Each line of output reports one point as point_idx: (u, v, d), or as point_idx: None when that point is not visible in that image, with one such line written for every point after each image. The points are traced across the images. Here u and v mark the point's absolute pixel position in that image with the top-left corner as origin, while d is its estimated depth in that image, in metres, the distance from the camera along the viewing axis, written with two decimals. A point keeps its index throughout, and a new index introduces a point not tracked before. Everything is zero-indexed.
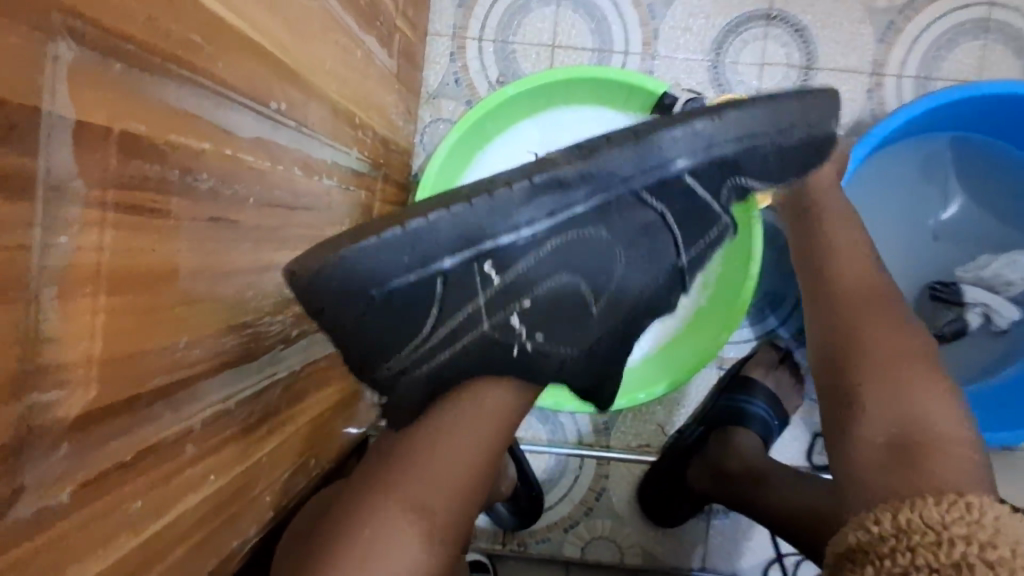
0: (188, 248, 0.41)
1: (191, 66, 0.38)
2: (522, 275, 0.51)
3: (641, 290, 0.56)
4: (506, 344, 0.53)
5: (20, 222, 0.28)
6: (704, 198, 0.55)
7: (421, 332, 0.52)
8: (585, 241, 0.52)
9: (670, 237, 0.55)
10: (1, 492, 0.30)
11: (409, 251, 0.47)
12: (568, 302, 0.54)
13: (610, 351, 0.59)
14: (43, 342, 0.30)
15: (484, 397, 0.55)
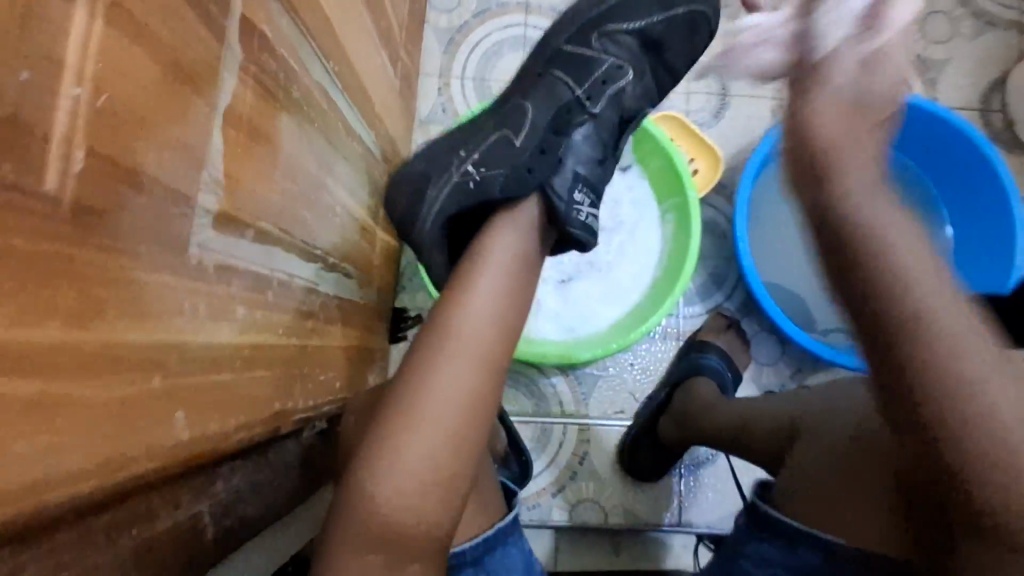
0: (282, 153, 0.51)
1: (295, 25, 0.51)
2: (479, 142, 0.67)
3: (553, 117, 0.70)
4: (464, 183, 0.64)
5: (208, 88, 0.39)
6: (584, 53, 0.72)
7: (427, 196, 0.64)
8: (516, 110, 0.69)
9: (564, 85, 0.71)
10: (179, 295, 0.38)
11: (417, 157, 0.67)
12: (507, 140, 0.67)
13: (549, 161, 0.67)
14: (208, 185, 0.40)
15: (471, 268, 0.61)
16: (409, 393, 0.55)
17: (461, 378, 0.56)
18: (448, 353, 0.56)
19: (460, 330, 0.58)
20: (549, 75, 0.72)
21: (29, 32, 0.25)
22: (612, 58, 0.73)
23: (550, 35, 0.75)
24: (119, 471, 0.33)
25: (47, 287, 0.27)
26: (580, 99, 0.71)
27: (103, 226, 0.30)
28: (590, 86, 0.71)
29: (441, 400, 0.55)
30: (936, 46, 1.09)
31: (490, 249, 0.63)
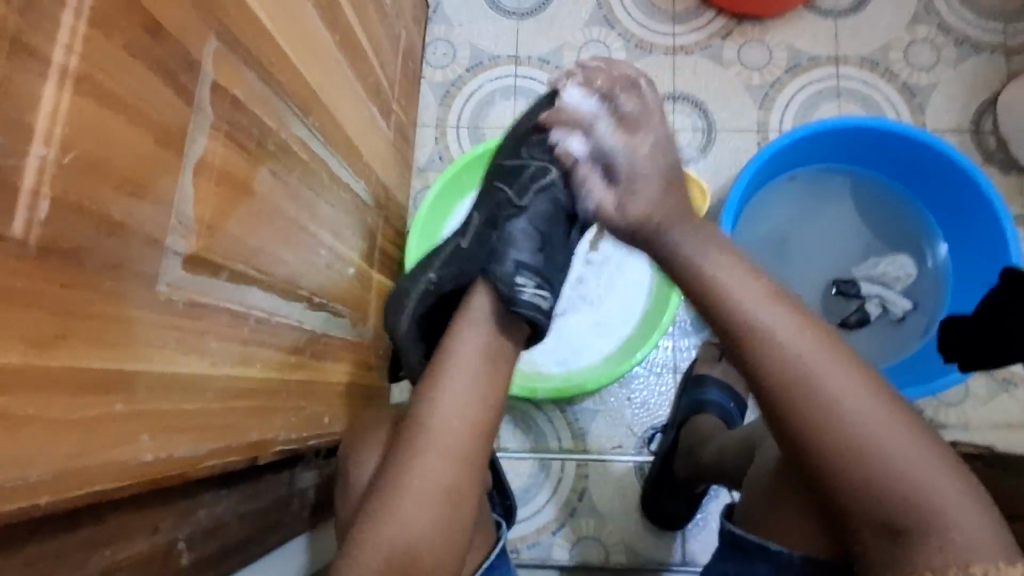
0: (259, 200, 0.56)
1: (268, 88, 0.56)
2: (440, 254, 0.77)
3: (492, 220, 0.74)
4: (426, 289, 0.74)
5: (178, 143, 0.44)
6: (517, 163, 0.76)
7: (402, 313, 0.76)
8: (469, 222, 0.77)
9: (503, 192, 0.75)
10: (146, 327, 0.42)
11: (400, 283, 0.80)
12: (457, 251, 0.75)
13: (486, 258, 0.71)
14: (177, 229, 0.45)
15: (435, 372, 0.65)
16: (393, 482, 0.60)
17: (437, 473, 0.60)
18: (422, 450, 0.61)
19: (433, 428, 0.61)
20: (491, 186, 0.77)
21: (6, 103, 0.30)
22: (544, 159, 0.75)
23: (497, 153, 0.81)
24: (79, 485, 0.36)
25: (12, 317, 0.31)
26: (513, 199, 0.74)
27: (70, 265, 0.35)
28: (523, 187, 0.74)
29: (434, 464, 0.60)
30: (920, 73, 1.10)
31: (450, 348, 0.66)
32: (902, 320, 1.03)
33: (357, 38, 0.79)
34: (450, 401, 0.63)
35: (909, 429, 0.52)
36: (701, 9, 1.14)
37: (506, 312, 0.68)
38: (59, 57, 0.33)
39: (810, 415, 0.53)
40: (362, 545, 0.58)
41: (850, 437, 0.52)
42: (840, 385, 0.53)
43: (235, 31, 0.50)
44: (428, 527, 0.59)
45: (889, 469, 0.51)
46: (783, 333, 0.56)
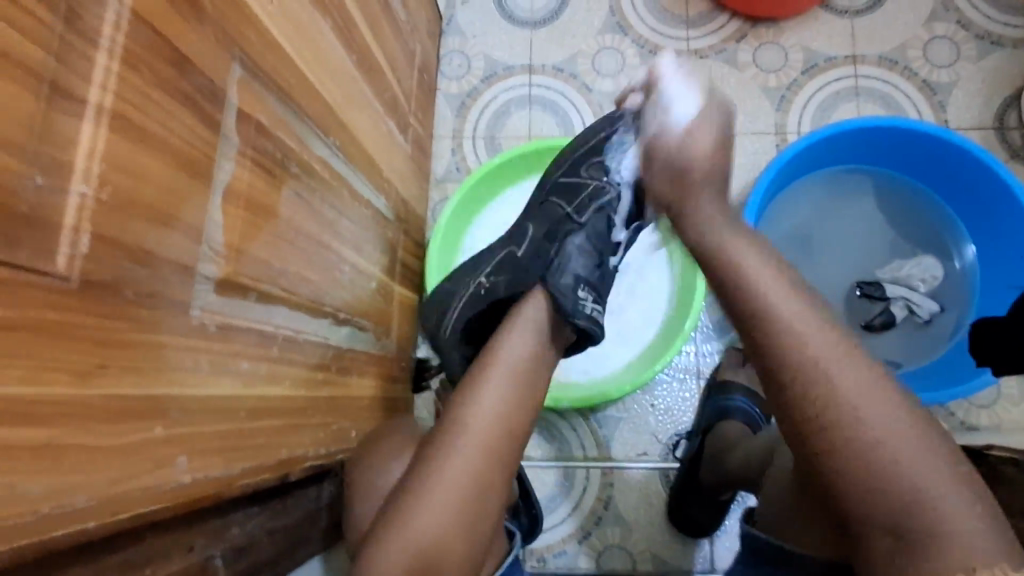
0: (284, 221, 0.57)
1: (291, 110, 0.57)
2: (492, 261, 0.78)
3: (548, 235, 0.77)
4: (476, 292, 0.76)
5: (206, 172, 0.45)
6: (576, 179, 0.78)
7: (448, 312, 0.78)
8: (524, 232, 0.79)
9: (558, 207, 0.78)
10: (180, 351, 0.43)
11: (445, 283, 0.81)
12: (512, 261, 0.77)
13: (543, 268, 0.73)
14: (208, 256, 0.46)
15: (483, 366, 0.65)
16: (425, 472, 0.59)
17: (469, 461, 0.60)
18: (456, 438, 0.60)
19: (471, 419, 0.61)
20: (546, 200, 0.79)
21: (44, 145, 0.32)
22: (603, 178, 0.77)
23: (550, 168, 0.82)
24: (120, 510, 0.37)
25: (53, 351, 0.32)
26: (572, 216, 0.77)
27: (107, 297, 0.36)
28: (581, 205, 0.77)
29: (455, 477, 0.59)
30: (941, 70, 1.09)
31: (496, 351, 0.66)
32: (927, 324, 1.01)
33: (374, 55, 0.80)
34: (489, 393, 0.63)
35: (927, 441, 0.48)
36: (715, 13, 1.13)
37: (556, 319, 0.70)
38: (95, 96, 0.34)
39: (818, 408, 0.50)
40: (389, 536, 0.56)
41: (850, 434, 0.48)
42: (842, 369, 0.51)
43: (257, 58, 0.51)
44: (455, 517, 0.58)
45: (893, 471, 0.47)
46: (792, 318, 0.54)
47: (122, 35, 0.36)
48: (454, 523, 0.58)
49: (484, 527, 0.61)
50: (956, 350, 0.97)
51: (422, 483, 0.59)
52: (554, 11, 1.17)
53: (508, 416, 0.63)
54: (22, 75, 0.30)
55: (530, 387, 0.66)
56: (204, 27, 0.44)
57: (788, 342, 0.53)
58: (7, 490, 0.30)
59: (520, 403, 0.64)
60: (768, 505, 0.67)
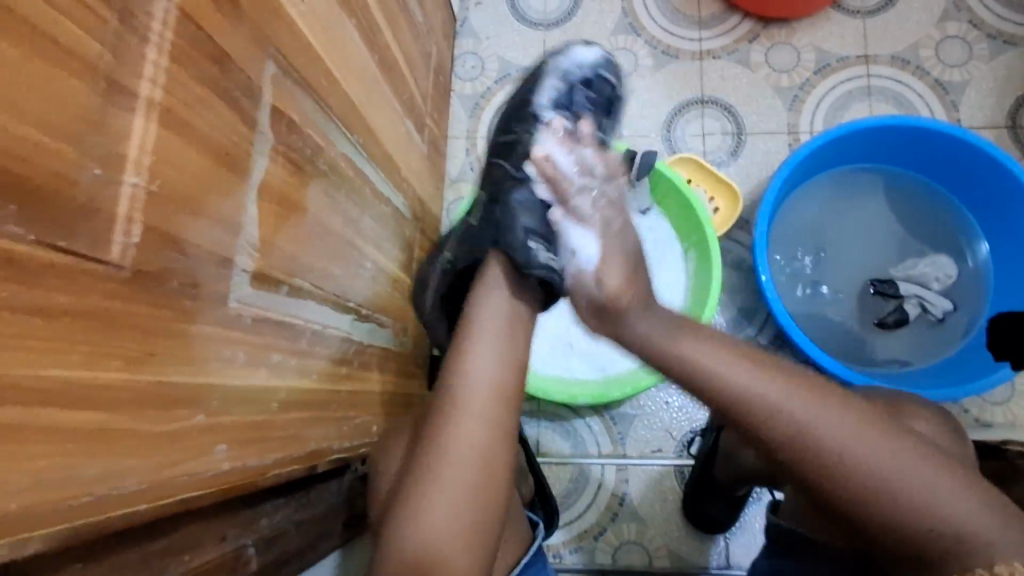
0: (313, 217, 0.58)
1: (319, 109, 0.59)
2: (456, 234, 0.77)
3: (496, 193, 0.74)
4: (444, 267, 0.75)
5: (243, 167, 0.46)
6: (514, 139, 0.76)
7: (428, 290, 0.76)
8: (479, 198, 0.77)
9: (503, 167, 0.75)
10: (220, 341, 0.44)
11: (426, 263, 0.80)
12: (468, 228, 0.74)
13: (492, 225, 0.70)
14: (244, 248, 0.47)
15: (461, 338, 0.65)
16: (430, 447, 0.60)
17: (469, 434, 0.60)
18: (452, 410, 0.61)
19: (461, 390, 0.62)
20: (492, 163, 0.77)
21: (101, 137, 0.33)
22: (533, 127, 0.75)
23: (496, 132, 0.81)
24: (165, 496, 0.38)
25: (109, 336, 0.33)
26: (514, 172, 0.73)
27: (155, 286, 0.37)
28: (522, 161, 0.74)
29: (468, 460, 0.59)
30: (952, 69, 1.10)
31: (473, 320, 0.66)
32: (940, 322, 1.01)
33: (394, 56, 0.81)
34: (477, 362, 0.63)
35: (912, 449, 0.51)
36: (726, 14, 1.14)
37: (518, 279, 0.68)
38: (146, 91, 0.35)
39: (812, 457, 0.51)
40: (407, 520, 0.58)
41: (853, 466, 0.50)
42: (819, 407, 0.53)
43: (289, 57, 0.52)
44: (467, 494, 0.59)
45: (899, 486, 0.49)
46: (750, 374, 0.56)
47: (171, 33, 0.37)
48: (469, 503, 0.59)
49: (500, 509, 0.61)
50: (971, 348, 0.97)
51: (438, 469, 0.59)
52: (567, 13, 1.18)
53: (502, 382, 0.63)
54: (82, 69, 0.31)
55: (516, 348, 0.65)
56: (241, 25, 0.45)
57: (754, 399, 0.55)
58: (67, 470, 0.31)
59: (507, 365, 0.64)
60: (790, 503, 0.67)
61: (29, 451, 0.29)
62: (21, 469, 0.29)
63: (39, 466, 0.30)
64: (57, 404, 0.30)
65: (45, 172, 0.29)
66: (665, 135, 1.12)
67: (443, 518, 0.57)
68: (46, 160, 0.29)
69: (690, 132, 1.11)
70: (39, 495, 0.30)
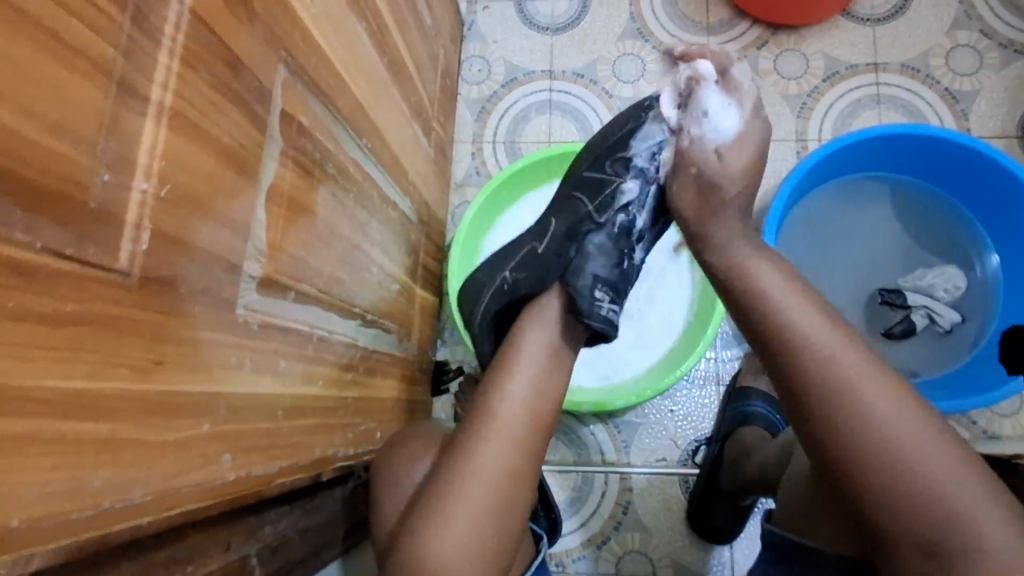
0: (320, 221, 0.57)
1: (328, 113, 0.58)
2: (515, 253, 0.75)
3: (569, 228, 0.74)
4: (501, 287, 0.73)
5: (253, 171, 0.46)
6: (597, 173, 0.75)
7: (481, 306, 0.74)
8: (545, 224, 0.76)
9: (581, 203, 0.75)
10: (227, 348, 0.43)
11: (481, 274, 0.77)
12: (533, 258, 0.73)
13: (561, 264, 0.71)
14: (253, 254, 0.46)
15: (506, 358, 0.65)
16: (456, 467, 0.59)
17: (500, 458, 0.59)
18: (486, 433, 0.60)
19: (498, 412, 0.61)
20: (571, 195, 0.76)
21: (112, 141, 0.32)
22: (624, 176, 0.73)
23: (575, 160, 0.79)
24: (172, 506, 0.38)
25: (115, 345, 0.33)
26: (593, 215, 0.74)
27: (164, 293, 0.36)
28: (602, 205, 0.74)
29: (482, 474, 0.58)
30: (962, 78, 1.09)
31: (517, 345, 0.66)
32: (948, 333, 1.01)
33: (402, 59, 0.80)
34: (516, 388, 0.63)
35: (958, 456, 0.48)
36: (735, 20, 1.14)
37: (571, 322, 0.69)
38: (157, 95, 0.35)
39: (842, 435, 0.50)
40: (426, 537, 0.56)
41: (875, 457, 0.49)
42: (870, 393, 0.51)
43: (301, 60, 0.52)
44: (489, 519, 0.58)
45: (930, 489, 0.47)
46: (822, 341, 0.54)
47: (183, 36, 0.36)
48: (483, 519, 0.58)
49: (514, 531, 0.60)
50: (979, 360, 0.96)
51: (450, 484, 0.58)
52: (575, 17, 1.17)
53: (535, 410, 0.63)
54: (95, 72, 0.31)
55: (556, 377, 0.66)
56: (253, 27, 0.44)
57: (806, 368, 0.53)
58: (73, 483, 0.31)
59: (543, 393, 0.64)
60: (785, 504, 0.66)
61: (34, 464, 0.28)
62: (25, 482, 0.28)
63: (43, 479, 0.29)
64: (63, 415, 0.30)
65: (55, 177, 0.29)
66: None
67: (463, 539, 0.56)
68: (56, 166, 0.29)
69: None
70: (43, 509, 0.29)
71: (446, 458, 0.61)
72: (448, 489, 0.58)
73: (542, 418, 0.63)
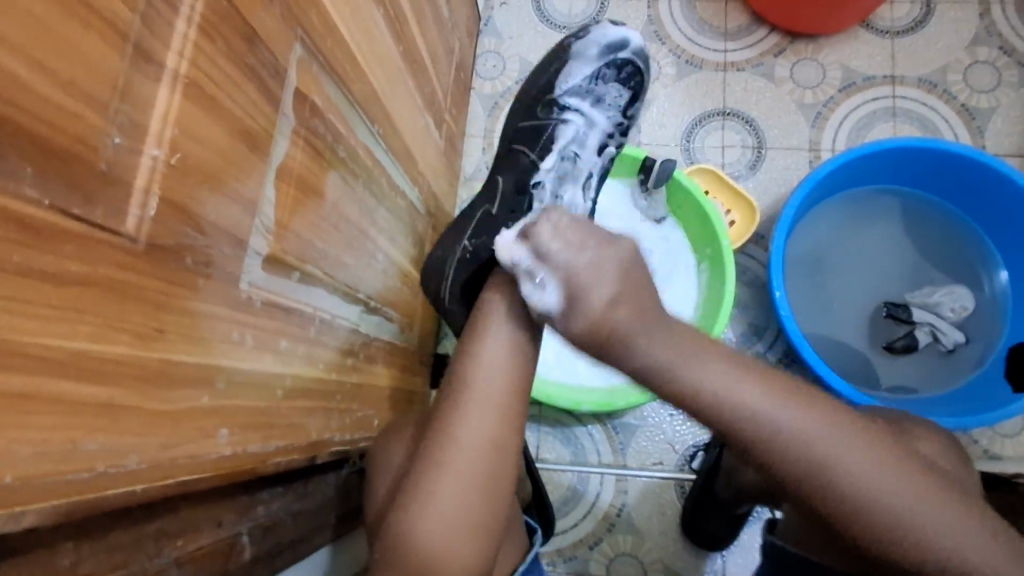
0: (329, 204, 0.57)
1: (341, 97, 0.58)
2: (464, 222, 0.75)
3: (513, 177, 0.75)
4: (465, 256, 0.72)
5: (264, 147, 0.45)
6: (534, 120, 0.76)
7: (446, 276, 0.73)
8: (492, 183, 0.77)
9: (525, 155, 0.76)
10: (230, 323, 0.43)
11: (440, 242, 0.76)
12: (491, 222, 0.73)
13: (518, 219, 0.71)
14: (260, 231, 0.46)
15: (475, 329, 0.63)
16: (440, 447, 0.58)
17: (480, 431, 0.59)
18: (464, 405, 0.59)
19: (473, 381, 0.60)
20: (511, 150, 0.77)
21: (124, 105, 0.32)
22: (557, 117, 0.76)
23: (508, 118, 0.79)
24: (167, 476, 0.38)
25: (118, 310, 0.33)
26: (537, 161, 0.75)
27: (169, 261, 0.36)
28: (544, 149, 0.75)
29: (467, 456, 0.58)
30: (980, 95, 1.08)
31: (488, 312, 0.64)
32: (951, 352, 1.00)
33: (417, 49, 0.80)
34: (489, 354, 0.61)
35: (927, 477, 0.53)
36: (753, 27, 1.13)
37: None
38: (172, 62, 0.35)
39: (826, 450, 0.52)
40: (417, 515, 0.57)
41: (856, 497, 0.52)
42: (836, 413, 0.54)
43: (317, 40, 0.51)
44: (474, 493, 0.58)
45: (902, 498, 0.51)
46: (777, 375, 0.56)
47: (201, 5, 0.36)
48: (472, 505, 0.58)
49: (502, 505, 0.60)
50: (983, 380, 0.96)
51: (440, 471, 0.58)
52: (592, 17, 1.17)
53: (512, 375, 0.61)
54: (110, 34, 0.31)
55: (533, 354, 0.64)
56: (271, 3, 0.44)
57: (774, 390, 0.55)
58: (69, 444, 0.30)
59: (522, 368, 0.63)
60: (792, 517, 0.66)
61: (33, 422, 0.28)
62: (21, 441, 0.28)
63: (38, 438, 0.29)
64: (62, 375, 0.29)
65: (64, 135, 0.28)
66: (684, 146, 1.10)
67: (444, 514, 0.57)
68: (68, 124, 0.29)
69: (708, 144, 1.10)
70: (37, 468, 0.29)
71: (428, 434, 0.61)
72: (440, 474, 0.57)
73: (518, 384, 0.62)
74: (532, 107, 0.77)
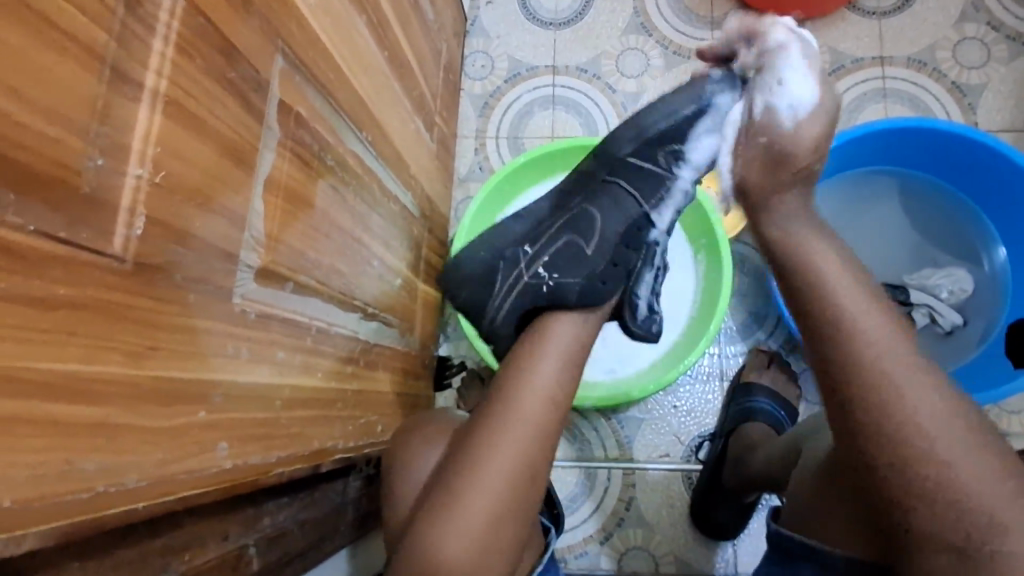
0: (319, 212, 0.57)
1: (326, 106, 0.58)
2: (550, 247, 0.69)
3: (614, 226, 0.69)
4: (538, 287, 0.67)
5: (250, 160, 0.46)
6: (644, 164, 0.69)
7: (502, 294, 0.71)
8: (582, 214, 0.69)
9: (627, 196, 0.69)
10: (222, 337, 0.43)
11: (494, 253, 0.73)
12: (573, 252, 0.68)
13: (613, 255, 0.69)
14: (251, 244, 0.46)
15: (532, 348, 0.65)
16: (466, 467, 0.58)
17: (509, 461, 0.58)
18: (501, 427, 0.59)
19: (518, 406, 0.60)
20: (607, 182, 0.70)
21: (105, 126, 0.32)
22: (677, 171, 0.69)
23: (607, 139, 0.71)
24: (170, 491, 0.38)
25: (108, 331, 0.33)
26: (649, 213, 0.70)
27: (157, 279, 0.36)
28: (656, 198, 0.70)
29: (487, 482, 0.57)
30: (970, 71, 1.08)
31: (549, 336, 0.65)
32: (948, 334, 1.00)
33: (403, 53, 0.79)
34: (542, 376, 0.62)
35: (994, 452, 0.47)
36: (740, 14, 1.13)
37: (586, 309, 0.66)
38: (151, 81, 0.35)
39: (887, 426, 0.48)
40: (436, 530, 0.57)
41: (923, 473, 0.47)
42: (908, 380, 0.50)
43: (299, 52, 0.52)
44: (489, 516, 0.57)
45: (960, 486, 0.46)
46: (864, 320, 0.53)
47: (178, 22, 0.36)
48: (484, 529, 0.57)
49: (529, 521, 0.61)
50: (984, 357, 0.96)
51: (457, 489, 0.58)
52: (578, 12, 1.16)
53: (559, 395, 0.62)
54: (87, 58, 0.31)
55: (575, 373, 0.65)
56: (249, 16, 0.44)
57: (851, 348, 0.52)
58: (65, 466, 0.31)
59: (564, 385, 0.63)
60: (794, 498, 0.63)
61: (27, 446, 0.29)
62: (12, 466, 0.28)
63: (34, 461, 0.29)
64: (55, 398, 0.30)
65: (46, 161, 0.29)
66: None
67: (478, 537, 0.57)
68: (48, 149, 0.29)
69: None
70: (35, 491, 0.29)
71: (459, 452, 0.61)
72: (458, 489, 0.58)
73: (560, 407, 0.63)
74: (644, 147, 0.68)
